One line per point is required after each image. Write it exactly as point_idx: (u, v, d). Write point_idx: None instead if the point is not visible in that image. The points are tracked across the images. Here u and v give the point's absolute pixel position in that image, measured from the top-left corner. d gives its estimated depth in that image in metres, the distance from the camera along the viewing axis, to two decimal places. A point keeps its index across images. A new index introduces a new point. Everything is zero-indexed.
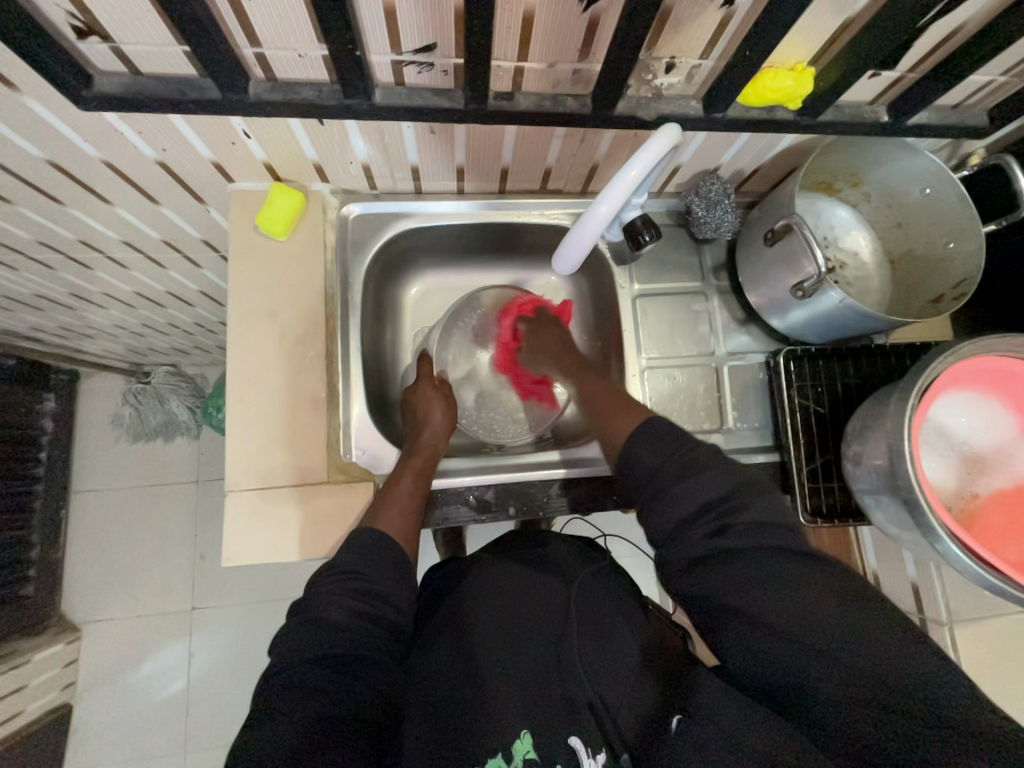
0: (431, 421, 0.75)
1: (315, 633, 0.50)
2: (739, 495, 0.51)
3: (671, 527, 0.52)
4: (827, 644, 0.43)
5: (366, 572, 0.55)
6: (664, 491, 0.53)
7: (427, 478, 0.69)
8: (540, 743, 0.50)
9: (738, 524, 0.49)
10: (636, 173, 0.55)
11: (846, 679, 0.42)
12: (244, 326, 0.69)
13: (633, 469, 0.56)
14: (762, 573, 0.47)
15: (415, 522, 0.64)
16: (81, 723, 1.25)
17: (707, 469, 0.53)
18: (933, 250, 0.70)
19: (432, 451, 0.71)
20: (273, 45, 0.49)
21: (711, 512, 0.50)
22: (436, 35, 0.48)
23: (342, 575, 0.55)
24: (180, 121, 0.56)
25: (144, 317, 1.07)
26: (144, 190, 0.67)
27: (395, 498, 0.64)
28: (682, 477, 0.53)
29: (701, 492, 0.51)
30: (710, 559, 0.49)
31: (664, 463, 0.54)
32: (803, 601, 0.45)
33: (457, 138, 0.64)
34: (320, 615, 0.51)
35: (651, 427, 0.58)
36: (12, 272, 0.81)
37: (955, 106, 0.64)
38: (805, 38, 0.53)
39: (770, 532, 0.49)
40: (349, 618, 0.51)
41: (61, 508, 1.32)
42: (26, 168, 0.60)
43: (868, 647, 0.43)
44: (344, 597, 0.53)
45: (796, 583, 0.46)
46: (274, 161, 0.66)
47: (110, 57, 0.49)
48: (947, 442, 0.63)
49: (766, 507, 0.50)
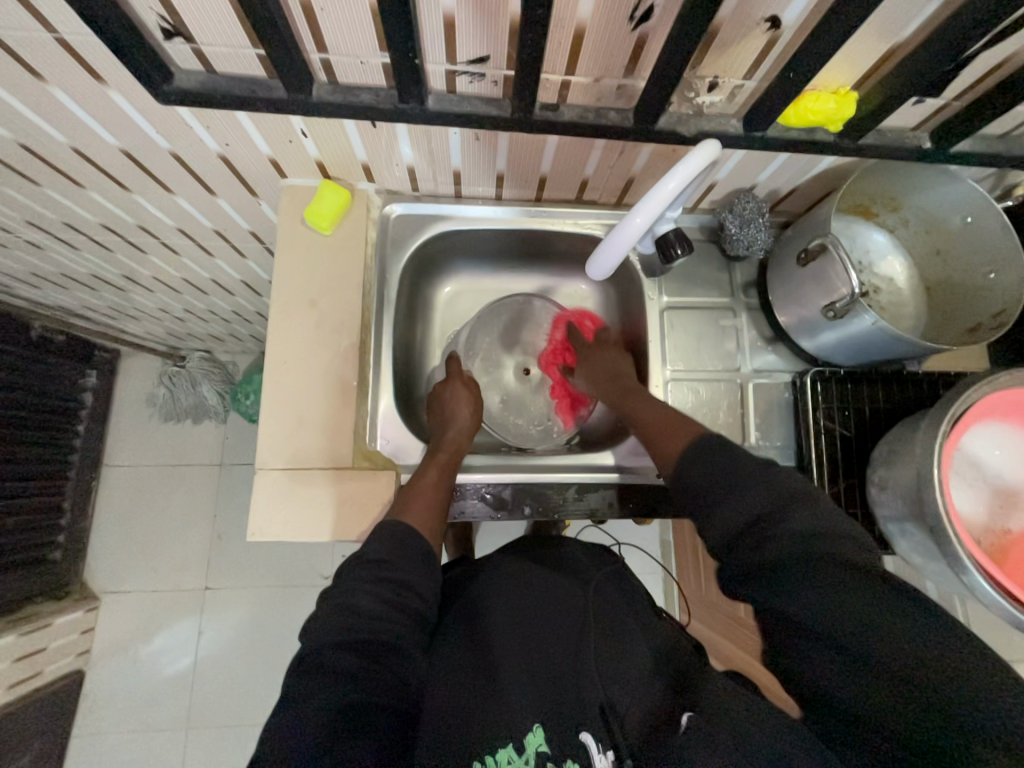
0: (456, 418, 0.77)
1: (343, 619, 0.51)
2: (784, 502, 0.51)
3: (721, 542, 0.52)
4: (859, 643, 0.43)
5: (392, 559, 0.57)
6: (712, 509, 0.54)
7: (452, 474, 0.70)
8: (552, 740, 0.50)
9: (784, 536, 0.49)
10: (674, 185, 0.56)
11: (879, 679, 0.41)
12: (285, 313, 0.72)
13: (680, 486, 0.58)
14: (812, 580, 0.46)
15: (441, 517, 0.65)
16: (93, 690, 1.29)
17: (752, 485, 0.53)
18: (972, 279, 0.69)
19: (457, 448, 0.73)
20: (339, 51, 0.52)
21: (758, 526, 0.50)
22: (490, 47, 0.51)
23: (368, 563, 0.56)
24: (245, 118, 0.60)
25: (188, 302, 1.12)
26: (203, 181, 0.72)
27: (416, 491, 0.66)
28: (731, 492, 0.53)
29: (746, 507, 0.52)
30: (759, 573, 0.48)
31: (709, 481, 0.55)
32: (839, 608, 0.44)
33: (500, 144, 0.66)
34: (345, 601, 0.52)
35: (700, 450, 0.58)
36: (74, 251, 0.87)
37: (1001, 136, 0.64)
38: (849, 63, 0.53)
39: (814, 539, 0.48)
40: (375, 605, 0.53)
41: (93, 480, 1.38)
42: (102, 155, 0.65)
43: (904, 648, 0.41)
44: (371, 584, 0.54)
45: (835, 584, 0.45)
46: (326, 160, 0.70)
47: (190, 56, 0.53)
48: (978, 474, 0.62)
49: (809, 516, 0.49)
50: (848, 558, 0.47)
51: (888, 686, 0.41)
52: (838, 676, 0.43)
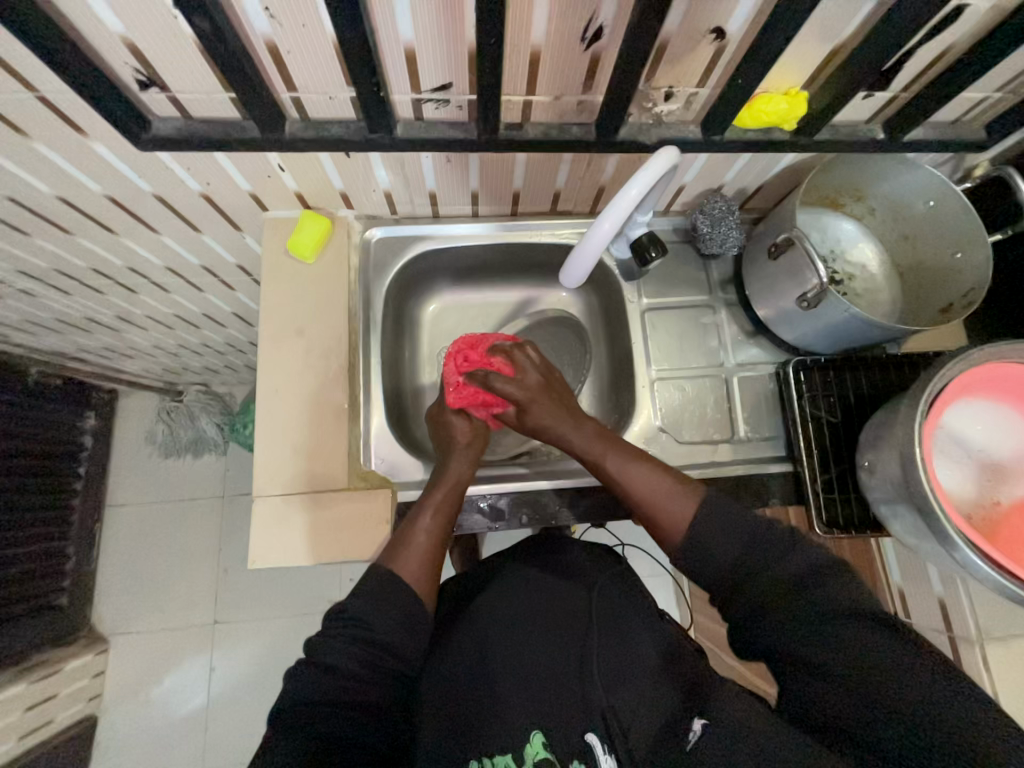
0: (455, 448, 0.73)
1: (322, 679, 0.50)
2: (817, 577, 0.51)
3: (751, 613, 0.52)
4: (845, 672, 0.46)
5: (370, 620, 0.54)
6: (743, 584, 0.54)
7: (448, 510, 0.67)
8: (552, 744, 0.51)
9: (816, 601, 0.50)
10: (637, 191, 0.58)
11: (862, 699, 0.45)
12: (273, 342, 0.74)
13: (706, 562, 0.56)
14: (825, 630, 0.48)
15: (435, 566, 0.62)
16: (106, 735, 1.27)
17: (784, 558, 0.53)
18: (941, 260, 0.71)
19: (457, 481, 0.69)
20: (307, 88, 0.54)
21: (793, 599, 0.51)
22: (452, 75, 0.53)
23: (346, 622, 0.54)
24: (224, 158, 0.62)
25: (181, 338, 1.14)
26: (188, 221, 0.74)
27: (410, 537, 0.62)
28: (765, 564, 0.54)
29: (779, 575, 0.53)
30: (788, 631, 0.50)
31: (736, 553, 0.55)
32: (833, 643, 0.48)
33: (471, 164, 0.69)
34: (321, 658, 0.52)
35: (722, 515, 0.58)
36: (66, 297, 0.89)
37: (952, 122, 0.66)
38: (795, 64, 0.56)
39: (829, 590, 0.50)
40: (352, 664, 0.52)
41: (96, 520, 1.39)
42: (87, 202, 0.67)
43: (893, 675, 0.45)
44: (345, 641, 0.53)
45: (845, 633, 0.48)
46: (305, 191, 0.72)
47: (166, 104, 0.55)
48: (963, 450, 0.63)
49: (842, 580, 0.51)
50: (860, 606, 0.50)
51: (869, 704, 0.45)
52: (824, 698, 0.47)
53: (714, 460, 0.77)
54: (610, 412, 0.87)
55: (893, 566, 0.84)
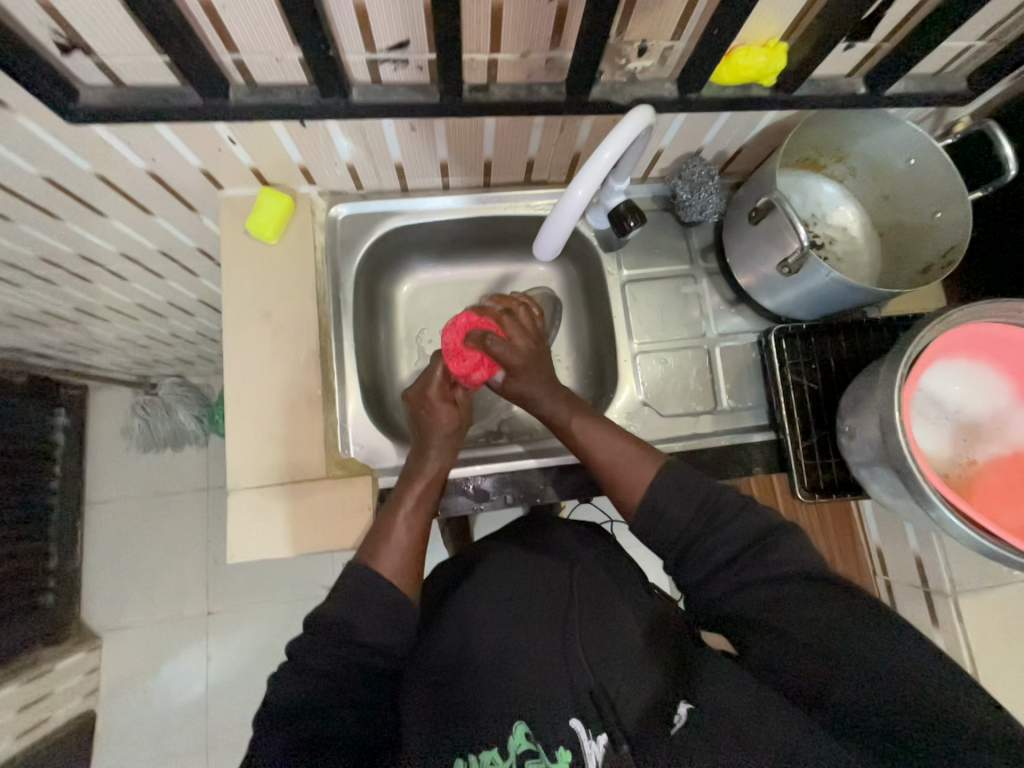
0: (433, 437, 0.70)
1: (299, 681, 0.51)
2: (771, 537, 0.54)
3: (700, 578, 0.55)
4: (818, 641, 0.47)
5: (352, 622, 0.54)
6: (697, 544, 0.56)
7: (428, 504, 0.66)
8: (534, 733, 0.51)
9: (778, 564, 0.52)
10: (610, 155, 0.55)
11: (838, 672, 0.45)
12: (240, 328, 0.70)
13: (662, 524, 0.58)
14: (795, 602, 0.50)
15: (418, 561, 0.61)
16: (107, 728, 1.28)
17: (734, 520, 0.55)
18: (921, 219, 0.70)
19: (439, 472, 0.68)
20: (250, 49, 0.50)
21: (737, 566, 0.53)
22: (408, 31, 0.49)
23: (326, 627, 0.53)
24: (167, 130, 0.57)
25: (147, 328, 1.09)
26: (138, 201, 0.69)
27: (393, 538, 0.61)
28: (711, 530, 0.56)
29: (728, 546, 0.54)
30: (740, 595, 0.52)
31: (691, 522, 0.57)
32: (793, 601, 0.50)
33: (438, 132, 0.65)
34: (305, 662, 0.52)
35: (677, 478, 0.59)
36: (16, 289, 0.84)
37: (933, 75, 0.64)
38: (774, 14, 0.53)
39: (786, 552, 0.52)
40: (331, 664, 0.52)
41: (77, 519, 1.35)
42: (24, 185, 0.62)
43: (867, 647, 0.46)
44: (326, 644, 0.53)
45: (809, 600, 0.49)
46: (261, 166, 0.67)
47: (93, 70, 0.50)
48: (941, 411, 0.63)
49: (799, 544, 0.53)
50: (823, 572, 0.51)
51: (842, 676, 0.45)
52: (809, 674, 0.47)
53: (698, 431, 0.77)
54: (592, 388, 0.86)
55: (872, 527, 0.87)
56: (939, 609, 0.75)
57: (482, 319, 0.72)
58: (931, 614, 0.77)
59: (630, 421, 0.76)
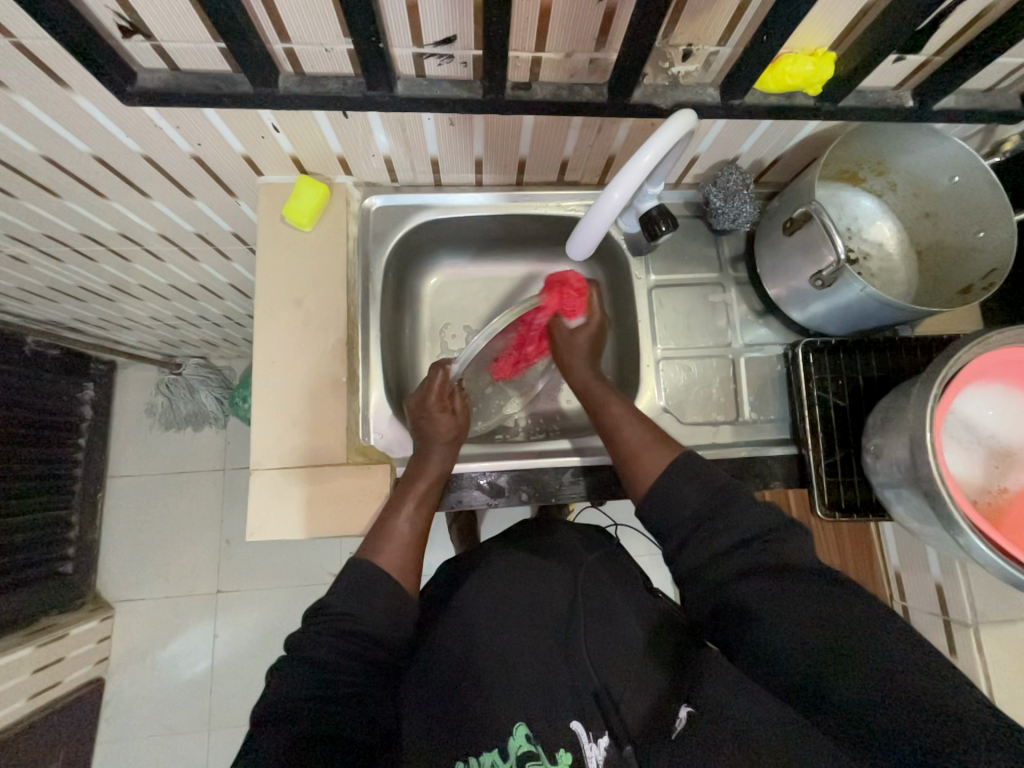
0: (438, 439, 0.71)
1: (304, 672, 0.52)
2: (782, 532, 0.54)
3: (707, 556, 0.55)
4: (832, 645, 0.45)
5: (355, 612, 0.55)
6: (705, 527, 0.56)
7: (430, 503, 0.67)
8: (533, 736, 0.50)
9: (776, 556, 0.52)
10: (651, 157, 0.54)
11: (858, 679, 0.43)
12: (271, 312, 0.72)
13: (674, 504, 0.59)
14: (806, 602, 0.48)
15: (416, 559, 0.63)
16: (114, 696, 1.31)
17: (745, 509, 0.56)
18: (962, 239, 0.68)
19: (440, 475, 0.69)
20: (301, 39, 0.51)
21: (748, 548, 0.53)
22: (456, 27, 0.50)
23: (329, 616, 0.55)
24: (214, 116, 0.59)
25: (178, 309, 1.12)
26: (181, 184, 0.71)
27: (394, 533, 0.62)
28: (722, 514, 0.56)
29: (736, 529, 0.54)
30: (742, 581, 0.52)
31: (703, 502, 0.58)
32: (797, 598, 0.49)
33: (476, 129, 0.65)
34: (304, 651, 0.53)
35: (692, 467, 0.60)
36: (58, 264, 0.87)
37: (985, 91, 0.62)
38: (825, 23, 0.52)
39: (785, 553, 0.52)
40: (334, 655, 0.53)
41: (98, 490, 1.39)
42: (74, 163, 0.64)
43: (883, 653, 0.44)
44: (328, 635, 0.54)
45: (814, 598, 0.48)
46: (301, 155, 0.69)
47: (151, 54, 0.52)
48: (973, 435, 0.61)
49: (805, 552, 0.53)
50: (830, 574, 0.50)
51: (856, 678, 0.43)
52: (821, 681, 0.44)
53: (717, 442, 0.76)
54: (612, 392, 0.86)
55: (891, 547, 0.84)
56: (958, 638, 0.73)
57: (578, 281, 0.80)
58: (947, 642, 0.75)
59: None
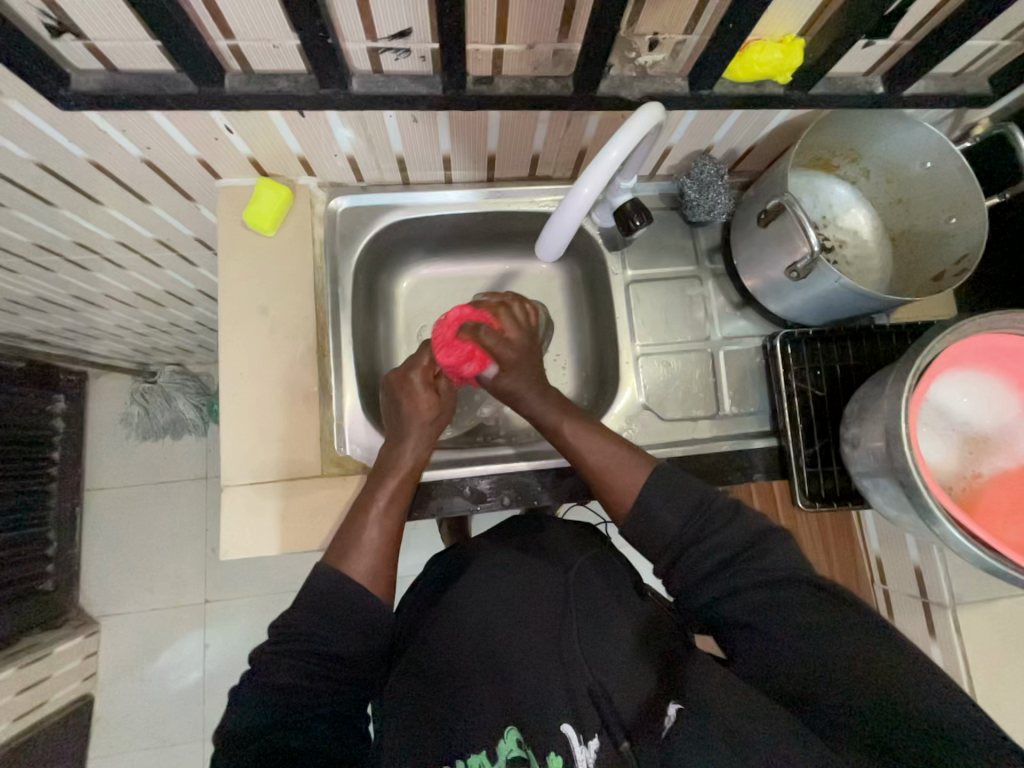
0: (411, 430, 0.69)
1: (264, 694, 0.51)
2: (761, 543, 0.54)
3: (690, 583, 0.55)
4: (817, 650, 0.46)
5: (324, 636, 0.53)
6: (692, 549, 0.55)
7: (401, 500, 0.65)
8: (522, 740, 0.50)
9: (769, 568, 0.52)
10: (617, 152, 0.53)
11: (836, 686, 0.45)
12: (237, 321, 0.69)
13: (655, 527, 0.58)
14: (793, 612, 0.49)
15: (390, 569, 0.60)
16: (104, 711, 1.29)
17: (727, 521, 0.56)
18: (935, 224, 0.68)
19: (413, 469, 0.67)
20: (246, 35, 0.48)
21: (733, 568, 0.53)
22: (410, 19, 0.48)
23: (293, 637, 0.53)
24: (162, 118, 0.56)
25: (146, 317, 1.08)
26: (135, 190, 0.68)
27: (362, 541, 0.60)
28: (704, 535, 0.56)
29: (719, 549, 0.54)
30: (733, 598, 0.52)
31: (684, 526, 0.57)
32: (787, 606, 0.50)
33: (441, 125, 0.63)
34: (268, 678, 0.52)
35: (670, 479, 0.60)
36: (13, 275, 0.83)
37: (954, 75, 0.62)
38: (792, 8, 0.51)
39: (771, 563, 0.52)
40: (293, 676, 0.52)
41: (75, 505, 1.35)
42: (16, 171, 0.60)
43: (857, 654, 0.45)
44: (289, 658, 0.52)
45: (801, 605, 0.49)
46: (259, 156, 0.66)
47: (85, 54, 0.49)
48: (948, 423, 0.62)
49: (790, 553, 0.53)
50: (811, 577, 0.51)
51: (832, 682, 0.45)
52: (808, 684, 0.46)
53: (698, 436, 0.76)
54: (593, 389, 0.85)
55: (872, 534, 0.84)
56: (938, 618, 0.75)
57: (476, 312, 0.74)
58: (927, 622, 0.77)
59: (629, 426, 0.75)
